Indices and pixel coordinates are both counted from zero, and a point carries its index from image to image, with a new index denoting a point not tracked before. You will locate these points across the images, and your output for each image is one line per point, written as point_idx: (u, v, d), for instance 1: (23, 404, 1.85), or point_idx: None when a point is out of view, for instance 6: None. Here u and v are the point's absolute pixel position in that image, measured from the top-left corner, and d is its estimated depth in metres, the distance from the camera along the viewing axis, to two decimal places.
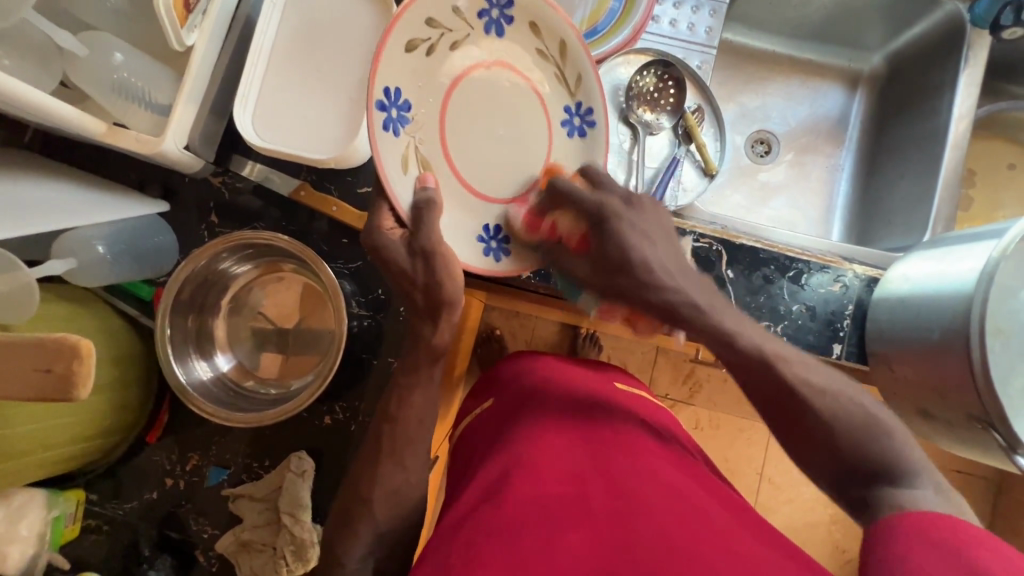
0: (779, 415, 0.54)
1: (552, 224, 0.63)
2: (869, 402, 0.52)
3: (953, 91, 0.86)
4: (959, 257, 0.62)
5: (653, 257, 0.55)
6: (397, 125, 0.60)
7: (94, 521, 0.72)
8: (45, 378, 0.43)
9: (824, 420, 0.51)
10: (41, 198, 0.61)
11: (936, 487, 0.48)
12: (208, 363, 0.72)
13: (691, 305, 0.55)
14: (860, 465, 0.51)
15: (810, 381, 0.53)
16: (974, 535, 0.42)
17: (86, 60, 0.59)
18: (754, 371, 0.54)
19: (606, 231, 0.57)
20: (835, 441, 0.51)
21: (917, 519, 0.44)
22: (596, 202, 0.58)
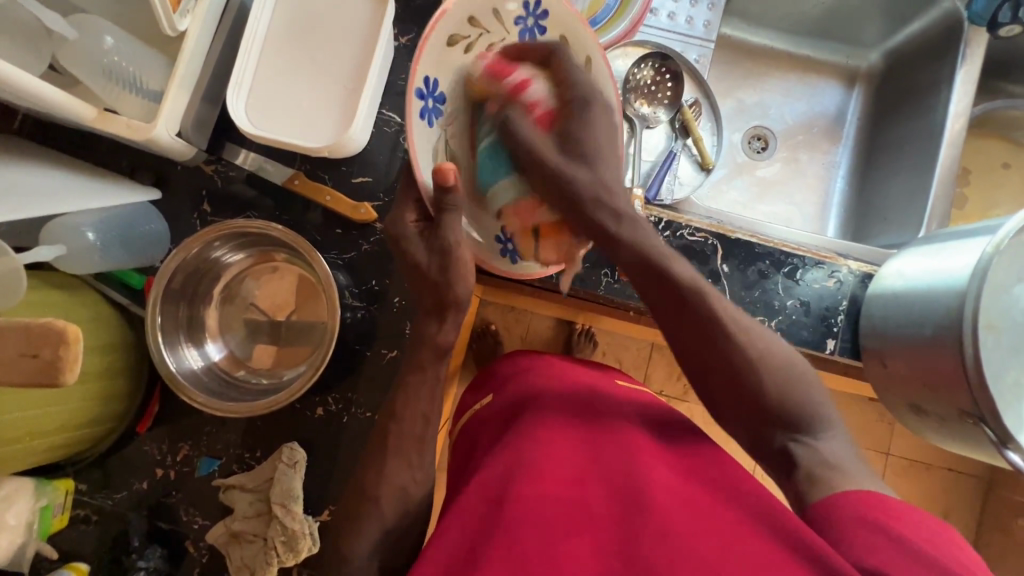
0: (697, 348, 0.54)
1: (525, 80, 0.59)
2: (783, 343, 0.55)
3: (949, 89, 0.85)
4: (953, 253, 0.62)
5: (601, 151, 0.59)
6: (431, 116, 0.60)
7: (83, 511, 0.71)
8: (32, 363, 0.42)
9: (753, 368, 0.52)
10: (29, 183, 0.60)
11: (833, 436, 0.52)
12: (199, 352, 0.71)
13: (628, 221, 0.56)
14: (783, 414, 0.52)
15: (737, 318, 0.54)
16: (897, 508, 0.45)
17: (75, 44, 0.59)
18: (684, 310, 0.54)
19: (587, 110, 0.59)
20: (761, 386, 0.52)
21: (842, 499, 0.47)
22: (585, 85, 0.59)
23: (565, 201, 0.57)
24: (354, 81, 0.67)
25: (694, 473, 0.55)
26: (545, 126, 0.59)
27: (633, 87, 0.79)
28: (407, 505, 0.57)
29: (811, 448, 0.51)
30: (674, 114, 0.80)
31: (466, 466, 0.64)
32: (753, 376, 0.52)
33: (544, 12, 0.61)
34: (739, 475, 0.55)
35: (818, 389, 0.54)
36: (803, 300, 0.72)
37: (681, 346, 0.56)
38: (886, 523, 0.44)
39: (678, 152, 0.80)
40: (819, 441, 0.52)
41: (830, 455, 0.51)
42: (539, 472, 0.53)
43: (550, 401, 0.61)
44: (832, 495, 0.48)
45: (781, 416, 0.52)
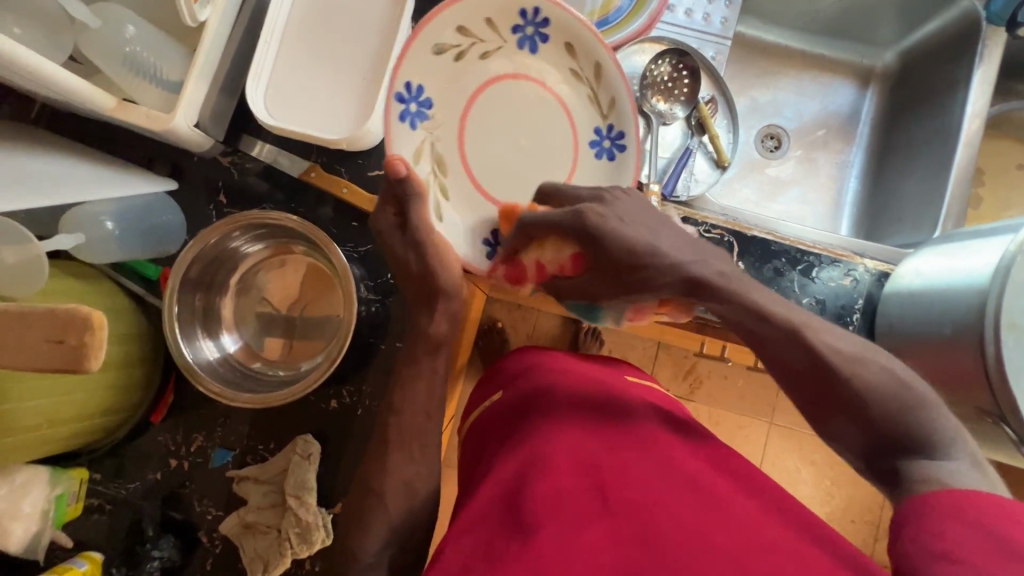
0: (803, 388, 0.51)
1: (535, 267, 0.66)
2: (899, 365, 0.49)
3: (967, 88, 0.85)
4: (972, 251, 0.62)
5: (635, 238, 0.52)
6: (414, 119, 0.68)
7: (97, 500, 0.71)
8: (57, 349, 0.42)
9: (859, 395, 0.48)
10: (49, 172, 0.60)
11: (967, 459, 0.45)
12: (214, 343, 0.71)
13: (711, 276, 0.51)
14: (897, 437, 0.47)
15: (839, 349, 0.49)
16: (1007, 510, 0.39)
17: (97, 32, 0.59)
18: (781, 345, 0.50)
19: (599, 240, 0.53)
20: (867, 411, 0.48)
21: (947, 497, 0.41)
22: (573, 212, 0.55)
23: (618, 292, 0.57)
24: (372, 74, 0.67)
25: (712, 465, 0.54)
26: (579, 271, 0.61)
27: (651, 83, 0.78)
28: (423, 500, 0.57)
29: (935, 473, 0.44)
30: (690, 110, 0.80)
31: (480, 461, 0.63)
32: (864, 403, 0.48)
33: (544, 23, 0.68)
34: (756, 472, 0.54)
35: (943, 408, 0.48)
36: (818, 298, 0.72)
37: (788, 382, 0.52)
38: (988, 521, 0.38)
39: (694, 149, 0.80)
40: (950, 465, 0.44)
41: (968, 478, 0.43)
42: (556, 467, 0.52)
43: (564, 395, 0.61)
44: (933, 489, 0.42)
45: (903, 442, 0.47)
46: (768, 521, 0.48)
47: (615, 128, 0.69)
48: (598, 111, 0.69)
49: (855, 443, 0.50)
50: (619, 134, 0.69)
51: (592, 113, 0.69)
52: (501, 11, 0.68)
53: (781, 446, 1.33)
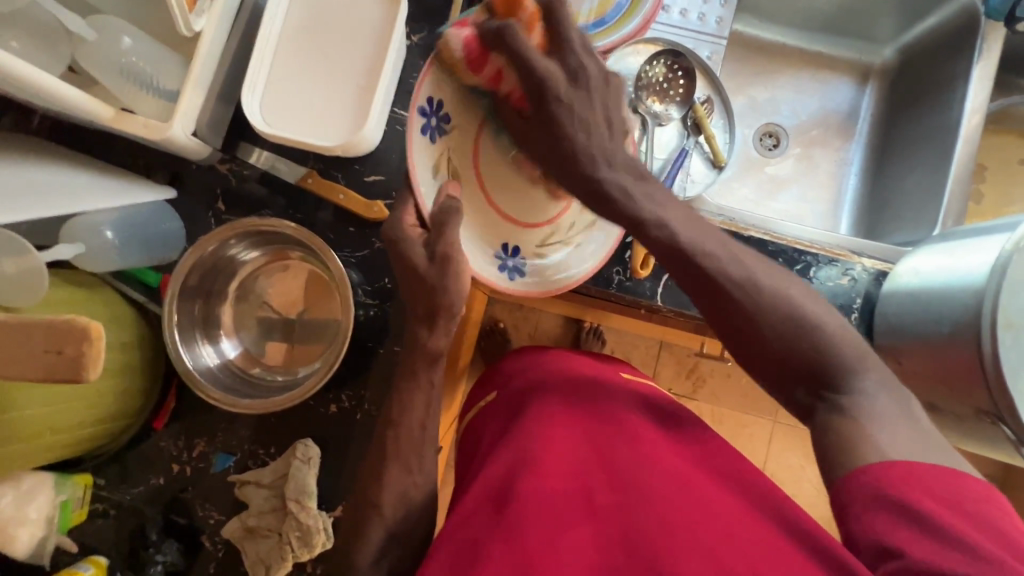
0: (707, 311, 0.52)
1: (495, 73, 0.57)
2: (798, 292, 0.51)
3: (965, 84, 0.84)
4: (970, 250, 0.61)
5: (590, 141, 0.54)
6: (434, 132, 0.62)
7: (102, 505, 0.72)
8: (56, 359, 0.43)
9: (754, 318, 0.49)
10: (49, 182, 0.61)
11: (874, 383, 0.48)
12: (214, 350, 0.72)
13: (618, 187, 0.53)
14: (802, 365, 0.49)
15: (733, 274, 0.50)
16: (920, 476, 0.41)
17: (94, 44, 0.59)
18: (685, 270, 0.51)
19: (548, 110, 0.54)
20: (768, 341, 0.49)
21: (877, 475, 0.42)
22: (545, 70, 0.53)
23: (539, 142, 0.56)
24: (367, 80, 0.68)
25: (698, 462, 0.54)
26: (523, 107, 0.58)
27: (646, 84, 0.78)
28: (419, 506, 0.57)
29: (841, 404, 0.47)
30: (686, 111, 0.80)
31: (472, 461, 0.63)
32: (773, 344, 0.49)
33: None
34: (742, 470, 0.54)
35: (844, 334, 0.50)
36: None
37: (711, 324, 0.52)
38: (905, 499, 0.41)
39: (690, 150, 0.80)
40: (858, 394, 0.47)
41: (875, 407, 0.46)
42: (543, 467, 0.53)
43: (552, 395, 0.61)
44: (866, 463, 0.43)
45: (812, 364, 0.49)
46: (747, 515, 0.48)
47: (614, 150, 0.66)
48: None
49: (755, 364, 0.51)
50: None
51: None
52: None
53: (785, 444, 1.33)
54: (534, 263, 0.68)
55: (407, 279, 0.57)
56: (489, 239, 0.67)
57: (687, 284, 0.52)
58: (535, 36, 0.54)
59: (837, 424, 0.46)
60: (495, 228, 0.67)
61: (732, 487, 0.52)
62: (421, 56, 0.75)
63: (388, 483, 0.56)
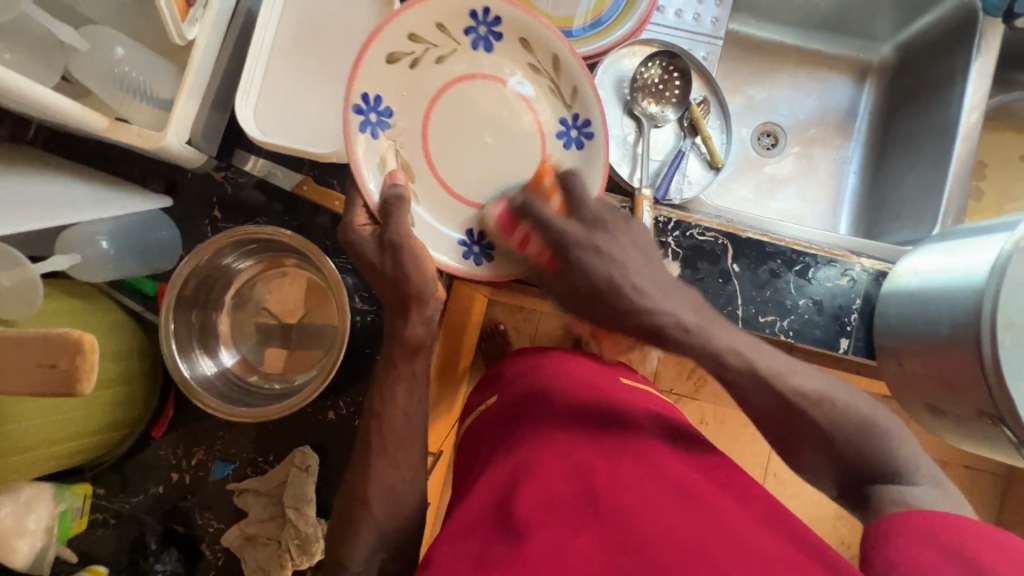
0: (779, 425, 0.52)
1: (524, 238, 0.61)
2: (868, 403, 0.52)
3: (964, 82, 0.84)
4: (969, 250, 0.61)
5: (626, 278, 0.51)
6: (375, 129, 0.63)
7: (102, 515, 0.72)
8: (51, 373, 0.43)
9: (825, 431, 0.51)
10: (44, 194, 0.61)
11: (930, 483, 0.49)
12: (212, 359, 0.72)
13: (678, 327, 0.50)
14: (863, 467, 0.51)
15: (806, 391, 0.51)
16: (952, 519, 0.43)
17: (87, 54, 0.59)
18: (757, 387, 0.51)
19: (571, 259, 0.53)
20: (832, 443, 0.51)
21: (913, 518, 0.44)
22: (561, 230, 0.53)
23: (579, 303, 0.54)
24: None
25: (702, 471, 0.54)
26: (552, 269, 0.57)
27: (641, 86, 0.78)
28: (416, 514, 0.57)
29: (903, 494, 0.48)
30: (682, 112, 0.79)
31: (473, 466, 0.63)
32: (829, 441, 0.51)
33: (497, 21, 0.64)
34: (743, 480, 0.54)
35: (906, 438, 0.51)
36: (815, 299, 0.71)
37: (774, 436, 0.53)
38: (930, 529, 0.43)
39: (687, 151, 0.79)
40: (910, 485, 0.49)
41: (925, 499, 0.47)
42: (550, 472, 0.52)
43: (557, 401, 0.61)
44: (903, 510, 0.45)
45: (873, 468, 0.50)
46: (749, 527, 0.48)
47: (581, 117, 0.65)
48: (562, 103, 0.66)
49: (818, 464, 0.53)
50: (586, 123, 0.65)
51: (557, 106, 0.66)
52: (450, 12, 0.63)
53: None
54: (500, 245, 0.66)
55: (396, 269, 0.56)
56: (451, 226, 0.66)
57: (751, 404, 0.52)
58: (551, 200, 0.56)
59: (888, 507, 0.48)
60: (456, 215, 0.66)
61: (735, 496, 0.51)
62: None
63: (384, 491, 0.56)
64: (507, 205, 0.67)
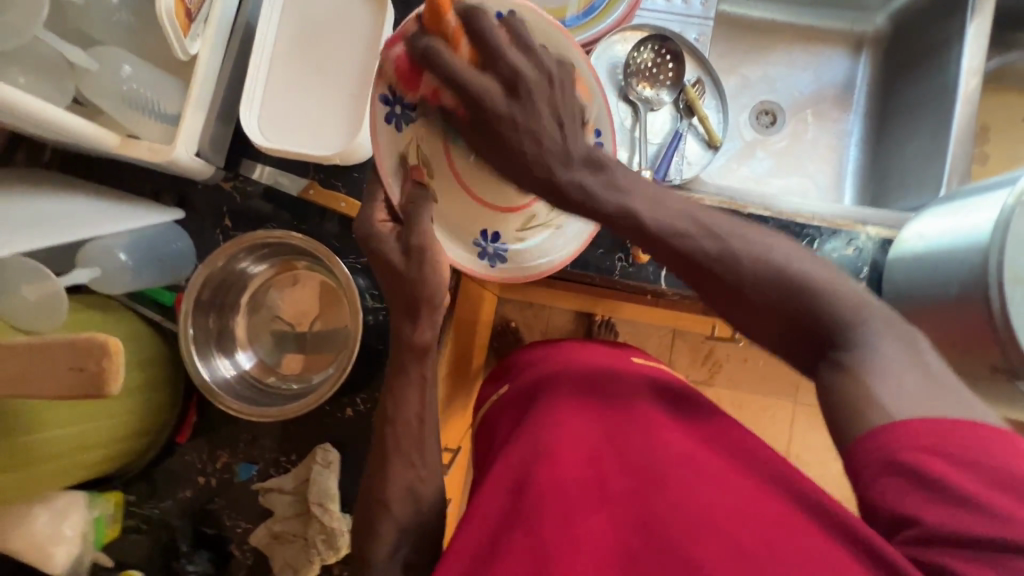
0: (684, 274, 0.50)
1: (432, 89, 0.54)
2: (788, 250, 0.49)
3: (960, 45, 0.83)
4: (973, 208, 0.60)
5: (535, 142, 0.48)
6: (400, 121, 0.59)
7: (133, 521, 0.75)
8: (78, 376, 0.44)
9: (738, 284, 0.48)
10: (64, 211, 0.63)
11: (878, 333, 0.45)
12: (230, 361, 0.74)
13: (580, 187, 0.49)
14: (800, 319, 0.47)
15: (707, 247, 0.49)
16: (948, 438, 0.39)
17: (96, 74, 0.62)
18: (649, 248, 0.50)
19: (485, 124, 0.49)
20: (751, 293, 0.48)
21: (912, 441, 0.39)
22: (474, 81, 0.48)
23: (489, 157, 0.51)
24: (359, 89, 0.69)
25: (712, 445, 0.54)
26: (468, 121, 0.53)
27: (635, 71, 0.79)
28: (431, 502, 0.58)
29: (840, 362, 0.45)
30: (677, 94, 0.80)
31: (488, 454, 0.64)
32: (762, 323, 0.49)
33: None
34: (756, 447, 0.54)
35: (844, 284, 0.48)
36: None
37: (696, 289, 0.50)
38: (930, 468, 0.38)
39: (684, 132, 0.80)
40: (861, 350, 0.45)
41: (877, 358, 0.44)
42: (559, 455, 0.52)
43: (562, 386, 0.61)
44: (897, 428, 0.40)
45: (808, 322, 0.47)
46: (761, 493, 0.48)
47: None
48: None
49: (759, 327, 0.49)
50: None
51: None
52: None
53: (808, 424, 1.31)
54: (512, 247, 0.66)
55: (417, 272, 0.54)
56: (467, 226, 0.65)
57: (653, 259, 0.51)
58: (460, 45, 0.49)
59: (841, 384, 0.44)
60: (471, 216, 0.65)
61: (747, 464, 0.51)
62: None
63: (399, 477, 0.56)
64: (523, 208, 0.65)
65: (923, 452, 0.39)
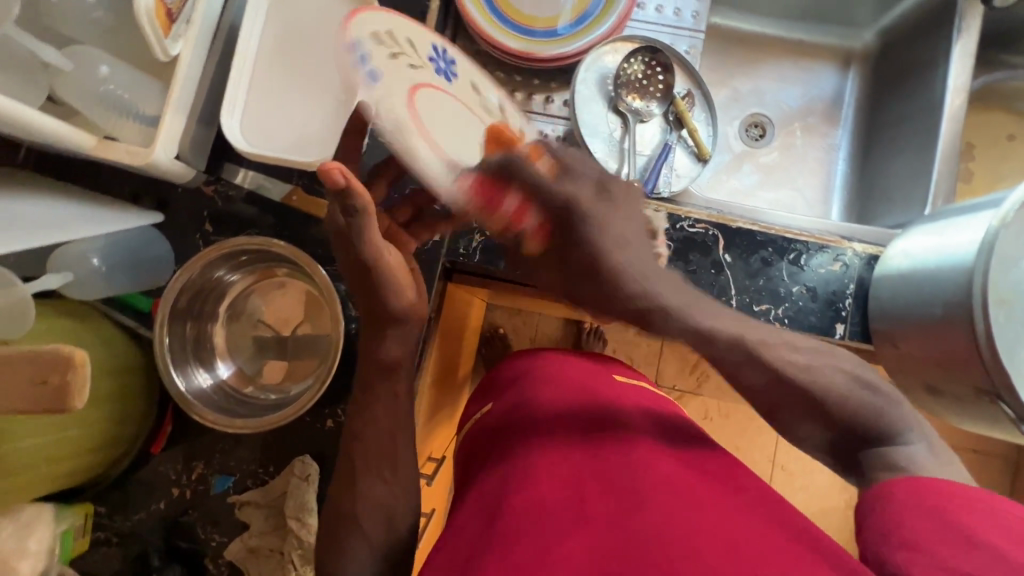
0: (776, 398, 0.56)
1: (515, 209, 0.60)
2: (848, 366, 0.56)
3: (947, 64, 0.84)
4: (957, 228, 0.61)
5: (611, 250, 0.61)
6: (376, 71, 0.49)
7: (104, 533, 0.73)
8: (42, 389, 0.43)
9: (810, 399, 0.55)
10: (36, 213, 0.62)
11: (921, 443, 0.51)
12: (209, 372, 0.72)
13: (664, 308, 0.59)
14: (860, 428, 0.53)
15: (794, 362, 0.56)
16: (980, 507, 0.42)
17: (73, 73, 0.60)
18: (741, 366, 0.56)
19: (569, 230, 0.60)
20: (830, 409, 0.54)
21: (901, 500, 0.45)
22: (562, 197, 0.59)
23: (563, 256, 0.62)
24: None
25: (695, 471, 0.53)
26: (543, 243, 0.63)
27: (625, 82, 0.79)
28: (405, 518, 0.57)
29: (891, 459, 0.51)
30: (667, 106, 0.80)
31: (467, 478, 0.61)
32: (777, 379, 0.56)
33: (453, 57, 0.58)
34: (735, 476, 0.53)
35: (895, 397, 0.55)
36: (809, 286, 0.71)
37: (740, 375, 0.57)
38: (945, 510, 0.42)
39: (672, 144, 0.80)
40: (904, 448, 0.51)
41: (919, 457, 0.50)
42: (538, 478, 0.50)
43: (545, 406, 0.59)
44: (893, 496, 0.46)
45: (867, 437, 0.53)
46: (747, 520, 0.46)
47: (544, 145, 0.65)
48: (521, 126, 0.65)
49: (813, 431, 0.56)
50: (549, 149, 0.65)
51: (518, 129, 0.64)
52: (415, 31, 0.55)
53: None
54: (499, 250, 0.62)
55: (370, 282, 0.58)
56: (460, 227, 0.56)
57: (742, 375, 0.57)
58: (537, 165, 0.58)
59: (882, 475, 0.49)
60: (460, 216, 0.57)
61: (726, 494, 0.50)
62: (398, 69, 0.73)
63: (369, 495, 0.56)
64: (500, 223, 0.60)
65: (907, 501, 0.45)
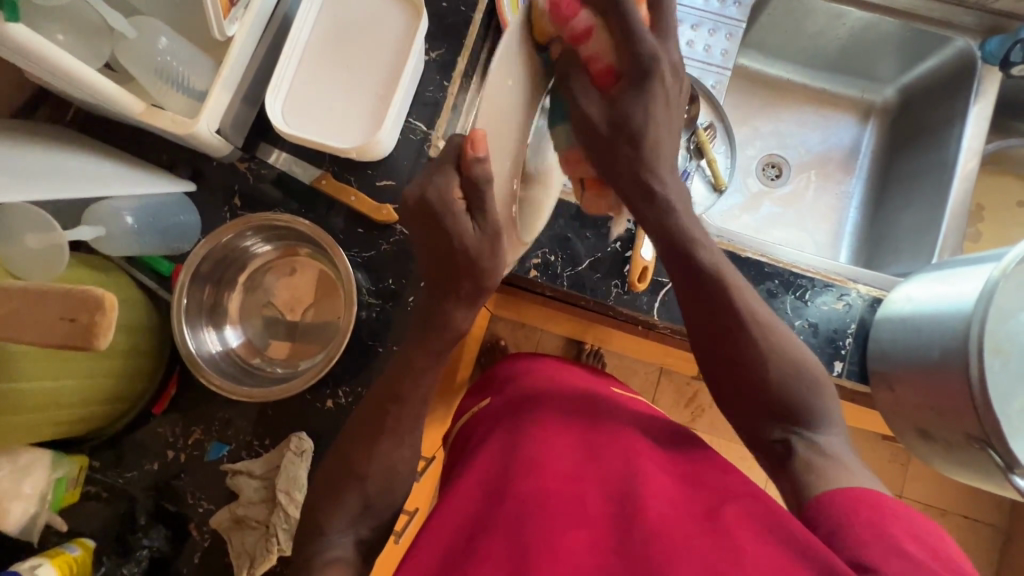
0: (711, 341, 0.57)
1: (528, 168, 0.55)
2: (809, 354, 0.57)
3: (963, 123, 0.87)
4: (960, 278, 0.62)
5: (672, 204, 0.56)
6: None
7: (93, 488, 0.73)
8: (67, 326, 0.44)
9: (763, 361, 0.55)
10: (80, 168, 0.64)
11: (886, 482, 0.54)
12: (218, 337, 0.74)
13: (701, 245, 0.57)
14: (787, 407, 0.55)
15: (757, 314, 0.57)
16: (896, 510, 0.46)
17: (133, 42, 0.63)
18: (701, 299, 0.57)
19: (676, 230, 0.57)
20: (766, 379, 0.55)
21: (839, 512, 0.47)
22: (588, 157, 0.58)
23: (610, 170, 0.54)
24: (384, 90, 0.72)
25: (690, 481, 0.53)
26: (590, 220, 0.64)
27: None
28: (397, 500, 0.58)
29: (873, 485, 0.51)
30: (689, 135, 0.82)
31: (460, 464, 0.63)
32: (726, 292, 0.56)
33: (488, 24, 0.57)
34: (731, 483, 0.53)
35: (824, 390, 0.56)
36: (811, 322, 0.73)
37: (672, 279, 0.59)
38: (877, 525, 0.45)
39: (692, 171, 0.82)
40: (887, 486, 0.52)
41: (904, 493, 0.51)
42: (542, 470, 0.52)
43: (548, 404, 0.61)
44: (830, 506, 0.48)
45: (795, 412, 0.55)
46: (742, 526, 0.47)
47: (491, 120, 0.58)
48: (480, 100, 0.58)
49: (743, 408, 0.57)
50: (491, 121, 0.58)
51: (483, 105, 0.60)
52: None
53: None
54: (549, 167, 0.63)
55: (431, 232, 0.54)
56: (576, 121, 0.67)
57: (703, 320, 0.57)
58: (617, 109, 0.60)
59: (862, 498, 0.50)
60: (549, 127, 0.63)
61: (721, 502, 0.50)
62: (438, 72, 0.79)
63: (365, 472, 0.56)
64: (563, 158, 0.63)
65: (847, 518, 0.47)
